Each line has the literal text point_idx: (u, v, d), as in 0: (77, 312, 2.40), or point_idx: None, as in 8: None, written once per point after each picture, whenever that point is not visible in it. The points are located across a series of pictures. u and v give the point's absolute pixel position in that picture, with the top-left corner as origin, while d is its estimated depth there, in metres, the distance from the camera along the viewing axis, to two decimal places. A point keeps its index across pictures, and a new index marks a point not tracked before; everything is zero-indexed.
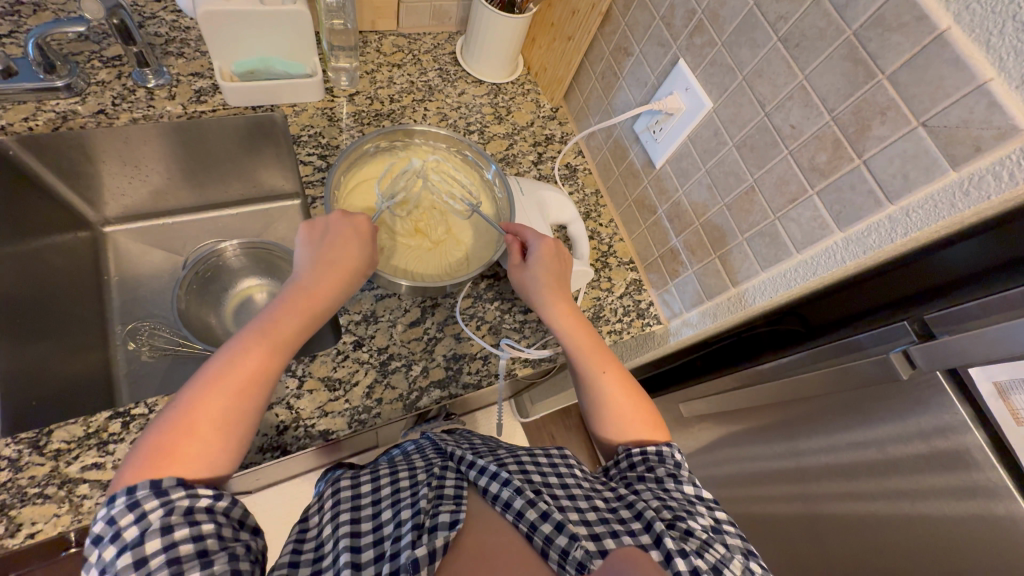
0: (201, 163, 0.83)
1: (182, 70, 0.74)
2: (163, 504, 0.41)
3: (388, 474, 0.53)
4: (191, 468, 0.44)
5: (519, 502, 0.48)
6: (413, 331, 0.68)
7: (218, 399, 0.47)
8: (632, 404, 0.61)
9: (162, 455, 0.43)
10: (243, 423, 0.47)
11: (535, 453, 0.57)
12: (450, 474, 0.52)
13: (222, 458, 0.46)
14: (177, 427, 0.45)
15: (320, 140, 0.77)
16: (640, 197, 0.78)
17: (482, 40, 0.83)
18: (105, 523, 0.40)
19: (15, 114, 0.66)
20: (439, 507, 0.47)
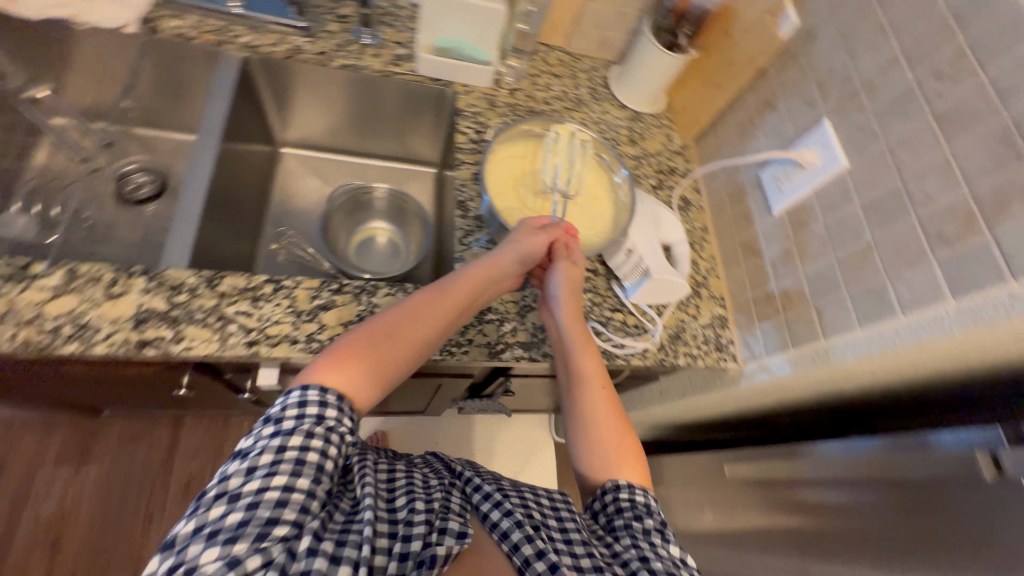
0: (375, 115, 0.98)
1: (391, 37, 0.90)
2: (324, 411, 0.51)
3: (404, 468, 0.58)
4: (352, 383, 0.54)
5: (517, 535, 0.52)
6: (511, 296, 0.76)
7: (388, 340, 0.58)
8: (616, 433, 0.64)
9: (337, 366, 0.55)
10: (396, 366, 0.58)
11: (538, 492, 0.61)
12: (456, 493, 0.57)
13: (370, 387, 0.56)
14: (350, 350, 0.56)
15: (478, 118, 0.88)
16: (749, 240, 0.81)
17: (638, 71, 0.93)
18: (278, 409, 0.50)
19: (266, 41, 0.84)
20: (449, 515, 0.53)
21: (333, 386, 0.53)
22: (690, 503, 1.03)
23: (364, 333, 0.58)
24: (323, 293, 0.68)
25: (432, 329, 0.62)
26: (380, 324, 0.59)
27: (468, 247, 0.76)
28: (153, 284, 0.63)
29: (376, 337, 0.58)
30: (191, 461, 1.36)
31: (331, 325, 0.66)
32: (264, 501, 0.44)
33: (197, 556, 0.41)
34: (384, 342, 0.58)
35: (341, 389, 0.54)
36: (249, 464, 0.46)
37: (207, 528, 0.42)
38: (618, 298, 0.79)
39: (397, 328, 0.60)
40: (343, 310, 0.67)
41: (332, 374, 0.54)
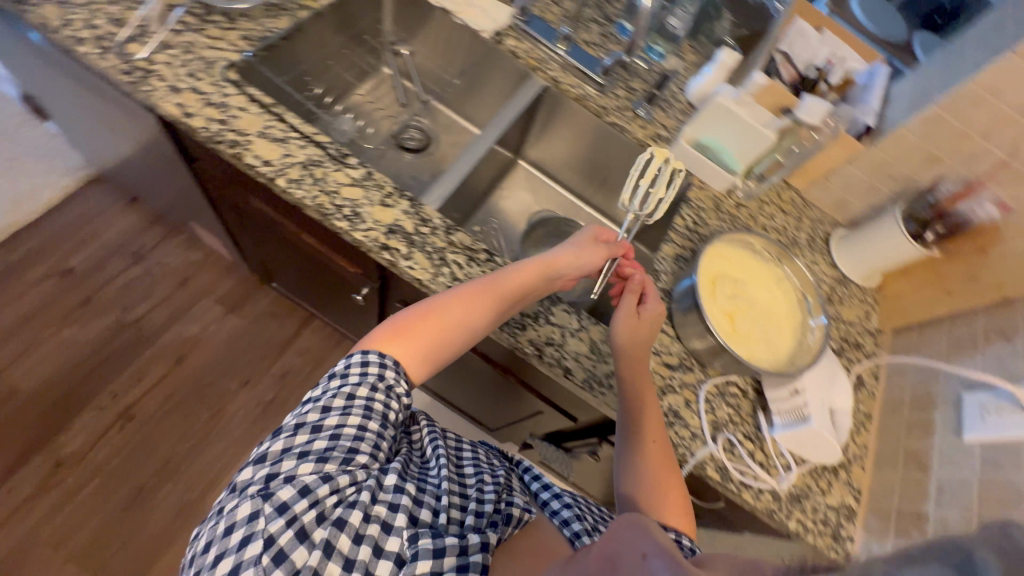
0: (609, 170, 1.10)
1: (665, 122, 1.01)
2: (380, 369, 0.62)
3: (469, 446, 0.71)
4: (405, 351, 0.66)
5: (574, 524, 0.62)
6: (661, 371, 0.78)
7: (438, 315, 0.67)
8: (671, 486, 0.67)
9: (390, 338, 0.66)
10: (449, 336, 0.68)
11: (593, 511, 0.70)
12: (517, 484, 0.69)
13: (423, 351, 0.67)
14: (401, 326, 0.67)
15: (700, 211, 0.95)
16: (918, 450, 0.76)
17: (868, 242, 0.93)
18: (343, 366, 0.62)
19: (568, 82, 0.99)
20: (512, 492, 0.63)
21: (388, 353, 0.65)
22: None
23: (416, 309, 0.69)
24: None
25: (485, 308, 0.69)
26: (428, 304, 0.69)
27: None
28: (412, 210, 0.77)
29: (428, 312, 0.68)
30: (298, 357, 1.54)
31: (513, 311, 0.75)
32: (343, 433, 0.57)
33: (293, 469, 0.53)
34: (437, 316, 0.67)
35: (395, 356, 0.65)
36: (325, 403, 0.59)
37: (294, 451, 0.55)
38: (758, 429, 0.77)
39: (442, 310, 0.68)
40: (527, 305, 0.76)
41: (383, 343, 0.65)
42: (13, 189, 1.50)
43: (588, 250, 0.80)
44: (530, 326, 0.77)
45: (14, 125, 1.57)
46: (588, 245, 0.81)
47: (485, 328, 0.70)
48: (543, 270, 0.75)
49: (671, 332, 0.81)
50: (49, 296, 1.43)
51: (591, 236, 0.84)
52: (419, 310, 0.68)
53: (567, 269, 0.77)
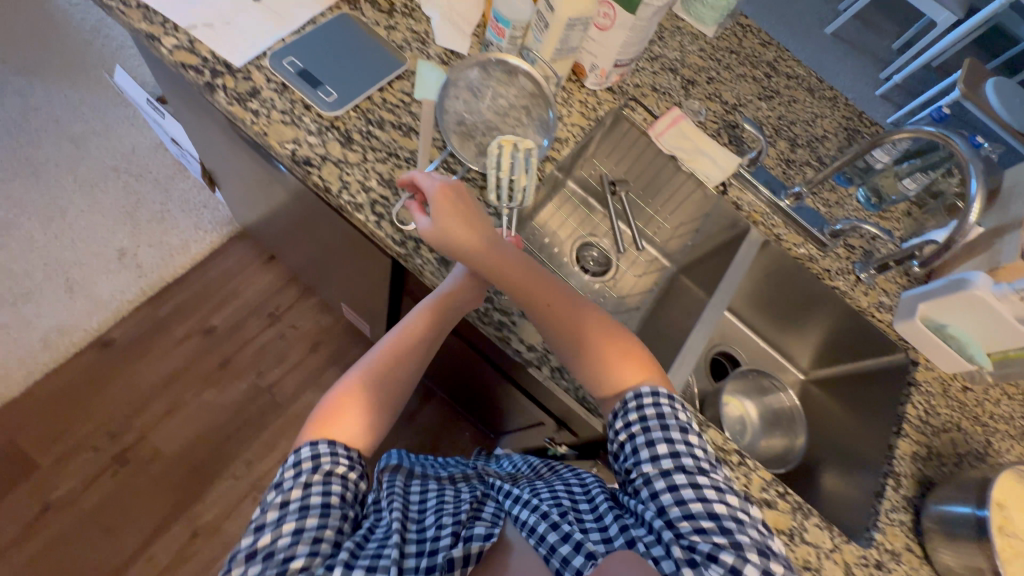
0: (807, 321, 1.05)
1: (888, 287, 0.96)
2: (309, 453, 0.62)
3: (437, 489, 0.68)
4: (347, 429, 0.65)
5: (545, 529, 0.58)
6: None
7: (359, 385, 0.69)
8: (597, 334, 0.68)
9: (321, 426, 0.65)
10: (377, 389, 0.70)
11: (570, 484, 0.66)
12: (489, 502, 0.65)
13: (365, 415, 0.67)
14: (329, 411, 0.67)
15: (929, 399, 0.89)
16: None
17: None
18: (273, 489, 0.60)
19: (793, 238, 0.95)
20: (477, 521, 0.60)
21: (322, 437, 0.64)
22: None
23: (339, 387, 0.70)
24: (769, 491, 0.73)
25: (396, 373, 0.72)
26: (352, 382, 0.69)
27: (891, 522, 0.77)
28: None
29: (348, 390, 0.69)
30: (418, 435, 1.54)
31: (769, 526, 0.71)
32: (279, 546, 0.54)
33: None
34: (350, 391, 0.69)
35: (335, 437, 0.64)
36: (257, 522, 0.57)
37: None
38: None
39: (366, 379, 0.70)
40: (781, 518, 0.72)
41: (322, 433, 0.64)
42: (163, 242, 1.52)
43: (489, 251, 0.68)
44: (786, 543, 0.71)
45: (166, 175, 1.59)
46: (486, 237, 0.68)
47: (403, 373, 0.72)
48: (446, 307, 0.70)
49: (919, 552, 0.75)
50: (190, 356, 1.44)
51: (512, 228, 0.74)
52: (341, 390, 0.69)
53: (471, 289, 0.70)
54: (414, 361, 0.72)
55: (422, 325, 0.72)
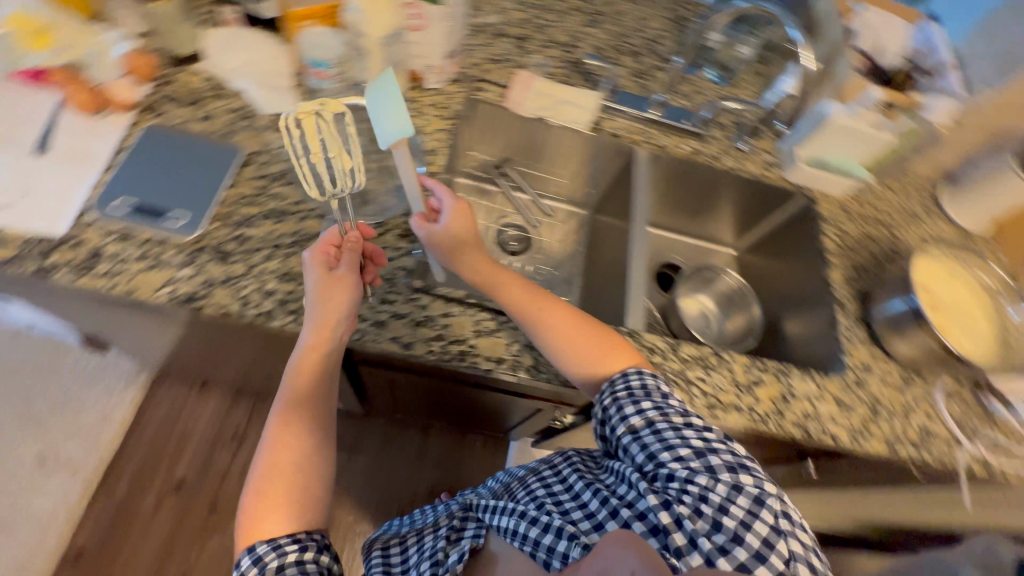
0: (713, 204, 1.12)
1: (763, 147, 1.04)
2: (252, 558, 0.56)
3: (414, 534, 0.73)
4: (284, 514, 0.60)
5: (527, 528, 0.61)
6: (895, 396, 0.82)
7: (281, 460, 0.63)
8: (557, 322, 0.70)
9: (254, 527, 0.59)
10: (298, 458, 0.63)
11: (543, 469, 0.70)
12: (470, 525, 0.69)
13: (297, 487, 0.62)
14: (255, 506, 0.60)
15: (839, 226, 0.99)
16: None
17: (988, 195, 1.00)
18: None
19: (672, 143, 1.00)
20: (455, 546, 0.66)
21: (258, 539, 0.58)
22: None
23: (256, 475, 0.62)
24: (753, 371, 0.80)
25: (307, 424, 0.65)
26: (265, 466, 0.62)
27: (853, 343, 0.86)
28: (637, 343, 0.78)
29: (265, 473, 0.62)
30: (436, 470, 1.53)
31: (765, 399, 0.78)
32: None
33: None
34: (269, 473, 0.62)
35: (277, 531, 0.59)
36: None
37: None
38: (992, 413, 0.83)
39: (280, 451, 0.63)
40: (772, 389, 0.79)
41: (260, 532, 0.59)
42: (82, 426, 1.37)
43: (330, 287, 0.64)
44: (783, 408, 0.78)
45: (45, 359, 1.41)
46: (333, 280, 0.64)
47: (321, 427, 0.66)
48: (319, 366, 0.64)
49: (883, 354, 0.86)
50: (173, 518, 1.33)
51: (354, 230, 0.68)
52: (258, 476, 0.62)
53: (343, 330, 0.64)
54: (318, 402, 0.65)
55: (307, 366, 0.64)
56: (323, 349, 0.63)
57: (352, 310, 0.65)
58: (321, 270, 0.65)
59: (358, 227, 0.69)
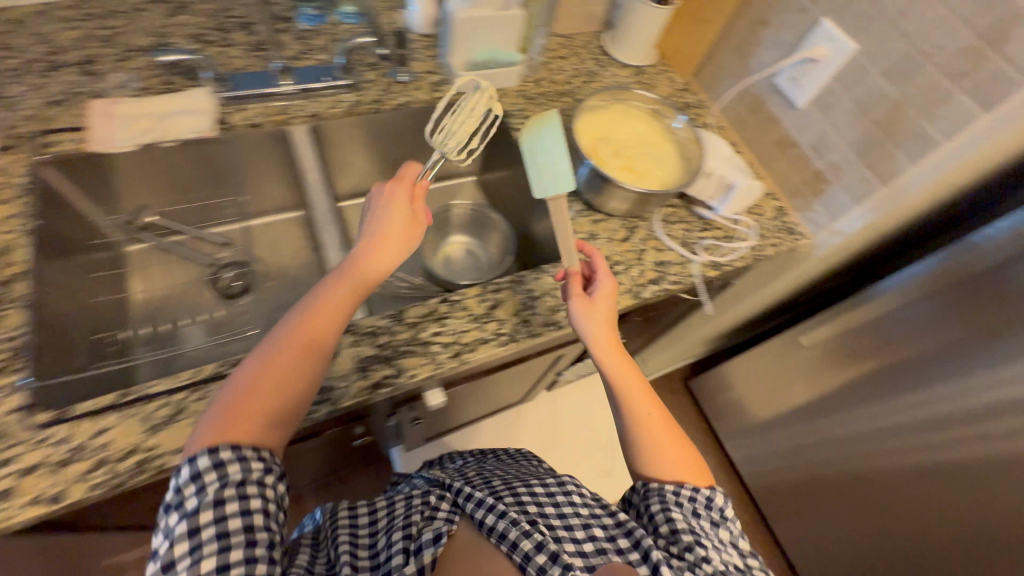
0: (418, 144, 1.05)
1: (423, 69, 0.97)
2: (211, 461, 0.48)
3: (380, 509, 0.67)
4: (254, 436, 0.51)
5: (515, 533, 0.59)
6: (623, 248, 0.86)
7: (255, 393, 0.53)
8: (651, 419, 0.68)
9: (234, 424, 0.51)
10: (290, 404, 0.55)
11: (547, 484, 0.68)
12: (444, 506, 0.64)
13: (269, 412, 0.53)
14: (235, 416, 0.52)
15: (524, 114, 0.98)
16: (783, 137, 0.96)
17: (633, 29, 1.05)
18: (173, 493, 0.47)
19: (324, 106, 0.89)
20: (425, 528, 0.60)
21: (222, 443, 0.49)
22: (828, 363, 1.23)
23: (233, 389, 0.53)
24: (487, 296, 0.77)
25: (312, 371, 0.57)
26: (242, 382, 0.54)
27: (573, 219, 0.87)
28: (355, 335, 0.70)
29: (268, 361, 0.55)
30: None
31: (508, 317, 0.75)
32: (199, 560, 0.44)
33: None
34: (274, 362, 0.55)
35: (252, 442, 0.51)
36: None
37: None
38: (704, 219, 0.90)
39: (248, 381, 0.54)
40: (510, 303, 0.76)
41: (224, 440, 0.49)
42: None
43: (398, 215, 0.67)
44: (528, 315, 0.76)
45: None
46: (396, 201, 0.68)
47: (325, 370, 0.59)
48: (360, 293, 0.63)
49: (602, 216, 0.88)
50: None
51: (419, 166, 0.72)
52: (231, 393, 0.53)
53: (372, 264, 0.64)
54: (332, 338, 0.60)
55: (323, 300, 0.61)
56: (383, 268, 0.65)
57: (416, 225, 0.69)
58: (389, 195, 0.69)
59: (406, 179, 0.70)
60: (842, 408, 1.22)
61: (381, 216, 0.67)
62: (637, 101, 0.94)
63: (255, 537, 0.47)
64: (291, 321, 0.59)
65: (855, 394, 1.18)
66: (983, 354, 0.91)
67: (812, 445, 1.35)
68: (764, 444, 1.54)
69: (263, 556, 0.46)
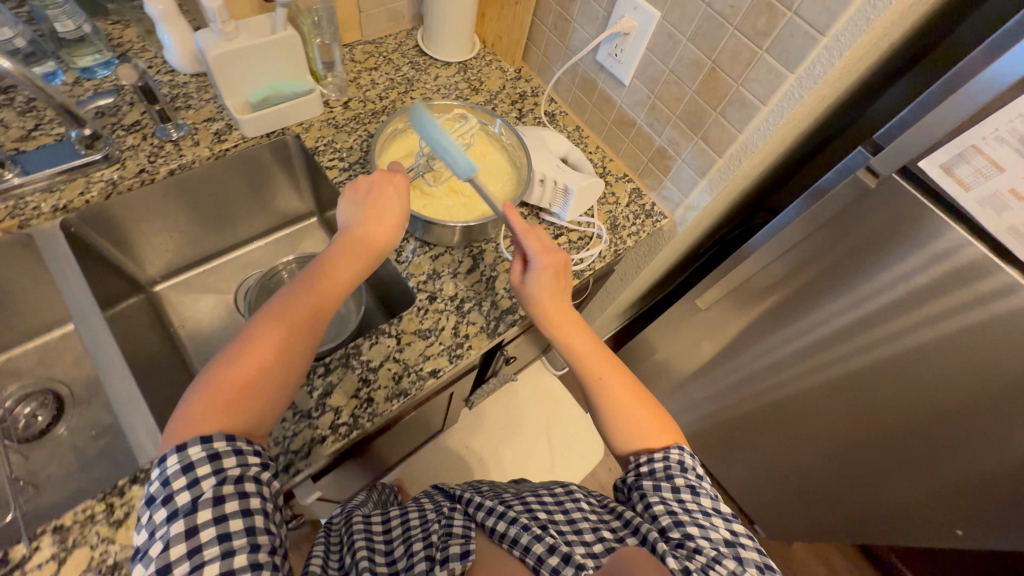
0: (226, 201, 0.91)
1: (196, 119, 0.81)
2: (206, 451, 0.50)
3: (399, 524, 0.66)
4: (242, 422, 0.53)
5: (526, 538, 0.58)
6: (471, 280, 0.77)
7: (234, 381, 0.54)
8: (605, 385, 0.71)
9: (214, 416, 0.52)
10: (271, 396, 0.56)
11: (551, 495, 0.68)
12: (458, 517, 0.63)
13: (251, 407, 0.54)
14: (217, 402, 0.53)
15: (334, 146, 0.85)
16: (620, 116, 0.89)
17: (441, 23, 0.93)
18: (162, 484, 0.49)
19: (72, 192, 0.72)
20: (449, 541, 0.59)
21: (213, 431, 0.51)
22: (720, 326, 1.21)
23: (207, 379, 0.55)
24: (317, 382, 0.65)
25: (298, 362, 0.59)
26: (222, 373, 0.55)
27: (409, 261, 0.77)
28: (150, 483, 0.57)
29: (244, 347, 0.57)
30: None
31: (345, 402, 0.65)
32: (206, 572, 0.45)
33: None
34: (252, 349, 0.57)
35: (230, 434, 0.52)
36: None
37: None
38: (553, 225, 0.83)
39: (239, 373, 0.55)
40: (345, 383, 0.66)
41: (217, 423, 0.51)
42: None
43: (376, 207, 0.68)
44: (369, 392, 0.66)
45: None
46: (369, 198, 0.69)
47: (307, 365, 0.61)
48: (327, 293, 0.63)
49: (441, 249, 0.79)
50: None
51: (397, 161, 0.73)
52: (203, 386, 0.54)
53: (339, 264, 0.64)
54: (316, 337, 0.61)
55: (313, 294, 0.62)
56: (354, 263, 0.65)
57: (401, 217, 0.70)
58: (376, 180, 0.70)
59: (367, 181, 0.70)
60: (742, 364, 1.22)
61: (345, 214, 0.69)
62: (450, 111, 0.84)
63: (258, 536, 0.49)
64: (273, 315, 0.59)
65: (752, 350, 1.17)
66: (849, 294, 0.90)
67: (729, 402, 1.35)
68: (686, 412, 1.53)
69: (267, 560, 0.48)
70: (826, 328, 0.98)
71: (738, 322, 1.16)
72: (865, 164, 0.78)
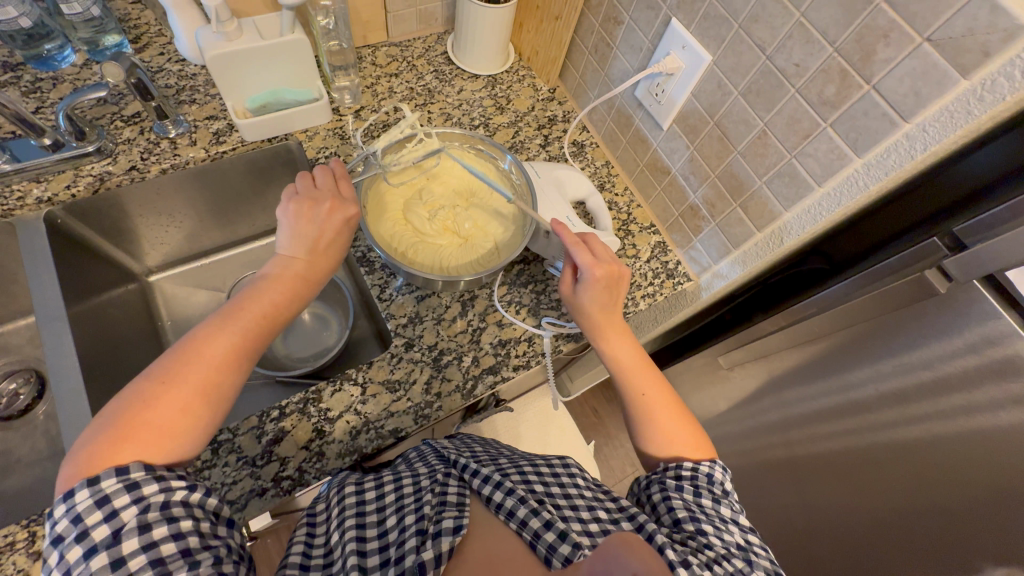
0: (228, 204, 0.86)
1: (197, 115, 0.77)
2: (123, 483, 0.41)
3: (392, 480, 0.55)
4: (161, 447, 0.44)
5: (523, 511, 0.48)
6: (454, 330, 0.70)
7: (152, 402, 0.45)
8: (646, 399, 0.60)
9: (123, 445, 0.43)
10: (203, 414, 0.47)
11: (539, 464, 0.58)
12: (453, 481, 0.52)
13: (176, 429, 0.45)
14: (127, 429, 0.43)
15: (336, 159, 0.78)
16: (653, 161, 0.78)
17: (473, 35, 0.85)
18: (71, 520, 0.40)
19: (59, 185, 0.70)
20: (443, 513, 0.48)
21: (128, 458, 0.42)
22: (717, 409, 1.07)
23: (117, 408, 0.45)
24: (268, 427, 0.61)
25: (230, 377, 0.50)
26: (137, 394, 0.45)
27: (391, 299, 0.71)
28: None
29: (170, 373, 0.47)
30: None
31: (293, 453, 0.60)
32: None
33: None
34: (178, 375, 0.47)
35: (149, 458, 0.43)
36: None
37: None
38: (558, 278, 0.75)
39: (154, 395, 0.46)
40: (298, 432, 0.61)
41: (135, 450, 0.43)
42: None
43: (321, 223, 0.59)
44: (321, 446, 0.61)
45: None
46: (317, 213, 0.59)
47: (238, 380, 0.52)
48: (266, 316, 0.54)
49: (429, 291, 0.72)
50: None
51: (339, 165, 0.64)
52: (113, 417, 0.44)
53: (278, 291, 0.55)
54: (251, 357, 0.53)
55: (247, 310, 0.53)
56: (297, 287, 0.57)
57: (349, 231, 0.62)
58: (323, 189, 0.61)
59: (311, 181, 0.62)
60: (735, 456, 1.07)
61: (286, 232, 0.58)
62: (458, 137, 0.77)
63: (197, 557, 0.42)
64: (202, 332, 0.50)
65: (750, 447, 1.01)
66: (845, 422, 0.74)
67: None
68: None
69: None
70: (825, 457, 0.81)
71: (737, 410, 1.01)
72: (937, 260, 0.56)
